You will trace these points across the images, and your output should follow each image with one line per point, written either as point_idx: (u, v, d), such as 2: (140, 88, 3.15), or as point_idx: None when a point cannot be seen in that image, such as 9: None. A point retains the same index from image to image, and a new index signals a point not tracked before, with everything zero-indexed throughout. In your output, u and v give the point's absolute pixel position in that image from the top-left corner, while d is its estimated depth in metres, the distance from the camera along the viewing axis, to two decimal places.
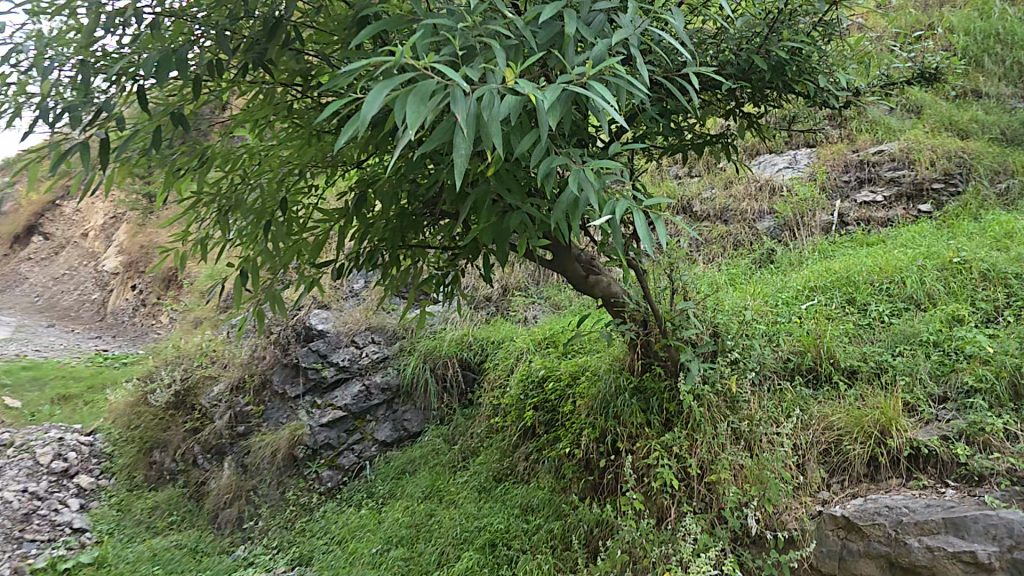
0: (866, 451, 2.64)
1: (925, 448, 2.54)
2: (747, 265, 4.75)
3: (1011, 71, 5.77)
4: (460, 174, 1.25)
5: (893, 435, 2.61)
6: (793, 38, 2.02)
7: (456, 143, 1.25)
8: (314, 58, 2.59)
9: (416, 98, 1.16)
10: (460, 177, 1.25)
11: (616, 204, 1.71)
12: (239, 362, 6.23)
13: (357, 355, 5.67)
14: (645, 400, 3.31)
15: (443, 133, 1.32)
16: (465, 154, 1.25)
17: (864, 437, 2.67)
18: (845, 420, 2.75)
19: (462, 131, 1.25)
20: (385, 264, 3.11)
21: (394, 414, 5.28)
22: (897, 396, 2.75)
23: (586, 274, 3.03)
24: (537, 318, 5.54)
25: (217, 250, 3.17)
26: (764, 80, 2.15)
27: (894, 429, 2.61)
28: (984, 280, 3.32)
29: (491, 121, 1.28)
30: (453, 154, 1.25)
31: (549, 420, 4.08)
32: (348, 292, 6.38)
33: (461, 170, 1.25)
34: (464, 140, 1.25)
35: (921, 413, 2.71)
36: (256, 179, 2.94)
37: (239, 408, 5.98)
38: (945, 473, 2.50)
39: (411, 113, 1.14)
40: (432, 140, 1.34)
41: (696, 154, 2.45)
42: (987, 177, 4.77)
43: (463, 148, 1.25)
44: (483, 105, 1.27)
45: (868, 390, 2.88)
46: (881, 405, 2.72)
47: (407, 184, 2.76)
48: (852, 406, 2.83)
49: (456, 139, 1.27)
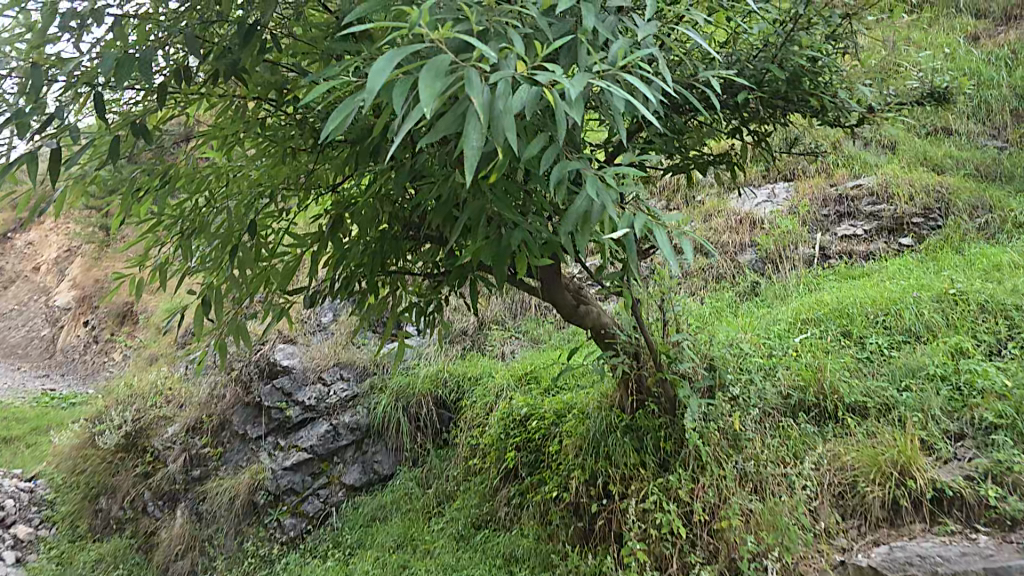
0: (885, 494, 2.48)
1: (949, 490, 2.39)
2: (732, 298, 4.64)
3: (978, 109, 5.87)
4: (469, 169, 1.09)
5: (913, 476, 2.47)
6: (812, 47, 1.89)
7: (468, 134, 1.10)
8: (290, 70, 2.40)
9: (428, 74, 1.01)
10: (471, 171, 1.10)
11: (634, 218, 1.55)
12: (197, 401, 5.84)
13: (324, 393, 5.33)
14: (638, 439, 3.12)
15: (451, 125, 1.16)
16: (478, 148, 1.10)
17: (882, 479, 2.51)
18: (859, 460, 2.60)
19: (475, 122, 1.11)
20: (362, 293, 2.88)
21: (363, 455, 4.96)
22: (912, 433, 2.61)
23: (577, 304, 2.85)
24: (515, 352, 5.32)
25: (178, 277, 2.91)
26: (778, 94, 2.02)
27: (914, 469, 2.47)
28: (983, 312, 3.24)
29: (506, 112, 1.13)
30: (464, 147, 1.09)
31: (533, 461, 3.83)
32: (315, 326, 6.06)
33: (471, 165, 1.09)
34: (477, 132, 1.10)
35: (939, 452, 2.57)
36: (223, 201, 2.70)
37: (195, 450, 5.58)
38: (972, 517, 2.35)
39: (424, 90, 0.98)
40: (437, 133, 1.19)
41: (700, 174, 2.32)
42: (965, 212, 4.78)
43: (475, 141, 1.10)
44: (498, 94, 1.12)
45: (880, 427, 2.72)
46: (897, 443, 2.57)
47: (391, 204, 2.56)
48: (863, 443, 2.67)
49: (467, 130, 1.11)
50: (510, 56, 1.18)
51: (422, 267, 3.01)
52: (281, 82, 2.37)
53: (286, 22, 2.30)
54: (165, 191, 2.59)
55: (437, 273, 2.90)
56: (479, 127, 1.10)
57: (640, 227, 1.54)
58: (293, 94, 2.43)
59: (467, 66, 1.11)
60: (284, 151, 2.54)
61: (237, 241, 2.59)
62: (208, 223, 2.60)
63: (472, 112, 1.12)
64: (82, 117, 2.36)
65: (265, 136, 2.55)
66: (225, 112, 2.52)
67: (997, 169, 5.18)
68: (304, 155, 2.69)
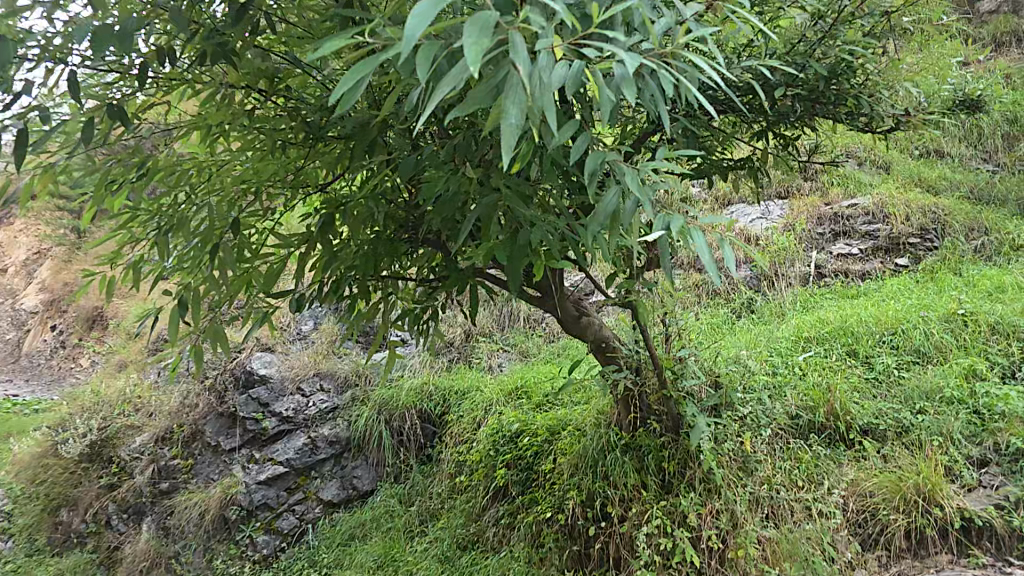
0: (908, 523, 2.37)
1: (979, 519, 2.30)
2: (727, 315, 4.53)
3: (971, 132, 5.89)
4: (506, 151, 0.95)
5: (938, 504, 2.37)
6: (857, 39, 1.80)
7: (508, 109, 0.96)
8: (284, 57, 2.22)
9: (474, 30, 0.87)
10: (509, 153, 0.95)
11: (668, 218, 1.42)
12: (167, 410, 5.55)
13: (303, 404, 5.11)
14: (639, 459, 2.97)
15: (485, 98, 1.03)
16: (517, 126, 0.96)
17: (906, 506, 2.40)
18: (881, 485, 2.48)
19: (517, 96, 0.97)
20: (352, 298, 2.69)
21: (343, 470, 4.76)
22: (936, 459, 2.50)
23: (578, 314, 2.69)
24: (503, 366, 5.15)
25: (153, 277, 2.70)
26: (815, 91, 1.92)
27: (939, 497, 2.37)
28: (994, 333, 3.17)
29: (548, 87, 1.00)
30: (502, 124, 0.95)
31: (524, 480, 3.63)
32: (295, 335, 5.82)
33: (508, 145, 0.95)
34: (517, 108, 0.97)
35: (963, 479, 2.46)
36: (204, 196, 2.50)
37: (164, 462, 5.32)
38: (1005, 550, 2.26)
39: (469, 47, 0.84)
40: (467, 107, 1.05)
41: (723, 176, 2.19)
42: (962, 234, 4.74)
43: (514, 119, 0.96)
44: (542, 65, 0.99)
45: (897, 451, 2.62)
46: (921, 468, 2.47)
47: (386, 204, 2.40)
48: (886, 469, 2.56)
49: (506, 105, 0.98)
50: (553, 24, 1.05)
51: (416, 271, 2.84)
52: (273, 70, 2.20)
53: (282, 5, 2.12)
54: (140, 182, 2.39)
55: (433, 279, 2.75)
56: (521, 101, 0.97)
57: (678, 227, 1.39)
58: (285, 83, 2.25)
59: (509, 29, 0.97)
60: (272, 144, 2.36)
61: (219, 238, 2.39)
62: (188, 220, 2.41)
63: (513, 83, 0.99)
64: (52, 97, 2.14)
65: (253, 127, 2.36)
66: (210, 99, 2.33)
67: (991, 193, 5.18)
68: (294, 149, 2.52)
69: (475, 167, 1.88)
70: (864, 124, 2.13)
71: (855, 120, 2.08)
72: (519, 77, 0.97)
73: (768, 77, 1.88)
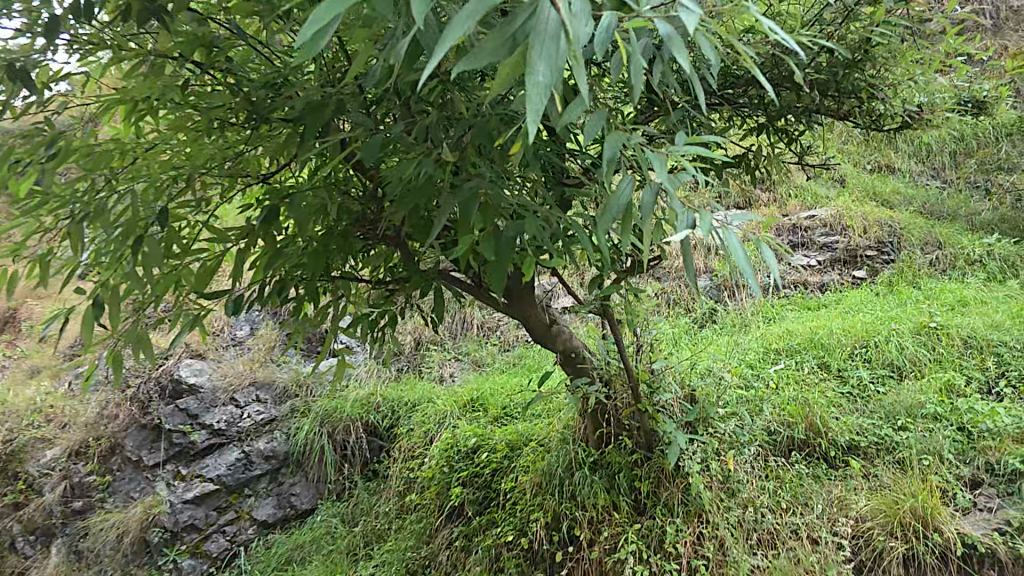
0: (907, 549, 2.25)
1: (982, 546, 2.17)
2: (689, 324, 4.41)
3: (919, 150, 6.07)
4: (530, 118, 0.78)
5: (936, 528, 2.25)
6: (879, 23, 1.71)
7: (534, 62, 0.78)
8: (228, 23, 1.91)
9: None
10: (535, 119, 0.78)
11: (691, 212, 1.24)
12: (82, 422, 5.02)
13: (236, 416, 4.71)
14: (609, 479, 2.76)
15: (497, 48, 0.85)
16: (545, 85, 0.78)
17: (902, 531, 2.28)
18: (875, 508, 2.37)
19: (545, 47, 0.79)
20: (298, 300, 2.38)
21: (279, 488, 4.40)
22: (931, 480, 2.39)
23: (548, 323, 2.47)
24: (456, 376, 4.89)
25: (64, 272, 2.33)
26: (831, 78, 1.83)
27: (937, 522, 2.25)
28: (968, 348, 3.15)
29: (580, 37, 0.81)
30: (528, 81, 0.77)
31: (481, 500, 3.34)
32: (229, 341, 5.37)
33: (533, 109, 0.78)
34: (545, 60, 0.79)
35: (958, 501, 2.35)
36: (126, 181, 2.15)
37: (78, 478, 4.81)
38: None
39: None
40: (476, 60, 0.87)
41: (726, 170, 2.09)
42: (918, 247, 4.78)
43: (542, 76, 0.78)
44: (574, 9, 0.80)
45: (887, 472, 2.52)
46: (917, 491, 2.35)
47: (343, 196, 2.13)
48: (880, 491, 2.44)
49: (532, 58, 0.79)
50: None
51: (371, 273, 2.58)
52: (212, 38, 1.89)
53: None
54: (48, 164, 2.00)
55: (389, 281, 2.48)
56: (550, 53, 0.79)
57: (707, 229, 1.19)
58: (224, 56, 1.95)
59: None
60: (209, 124, 2.07)
61: (144, 229, 2.05)
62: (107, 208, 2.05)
63: (541, 31, 0.80)
64: None
65: (187, 105, 2.03)
66: (135, 69, 1.99)
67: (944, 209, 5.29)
68: (233, 133, 2.22)
69: (450, 153, 1.64)
70: (870, 120, 2.05)
71: (864, 114, 2.00)
72: (550, 23, 0.78)
73: (783, 63, 1.77)
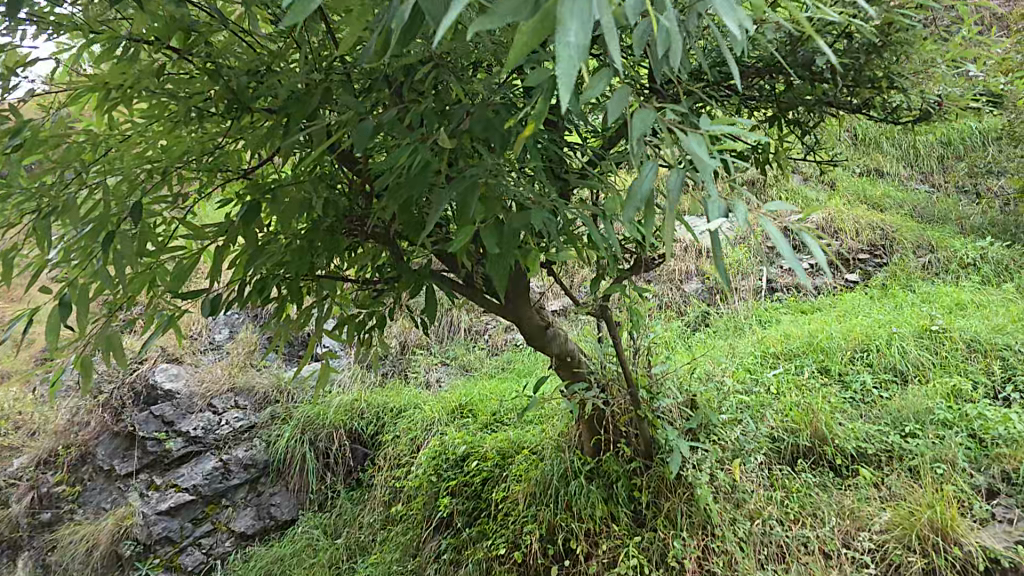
0: (926, 562, 2.15)
1: (1005, 559, 2.08)
2: (682, 328, 4.32)
3: (907, 153, 6.09)
4: (562, 85, 0.65)
5: (956, 541, 2.16)
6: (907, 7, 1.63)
7: (565, 22, 0.65)
8: (206, 6, 1.76)
9: None
10: (569, 85, 0.65)
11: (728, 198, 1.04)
12: (52, 429, 4.81)
13: (214, 422, 4.53)
14: (607, 488, 2.64)
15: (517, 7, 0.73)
16: (578, 48, 0.65)
17: (920, 543, 2.19)
18: (890, 519, 2.28)
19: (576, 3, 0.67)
20: (279, 300, 2.23)
21: (258, 498, 4.22)
22: (947, 490, 2.31)
23: (544, 325, 2.35)
24: (443, 381, 4.75)
25: (29, 270, 2.16)
26: (853, 64, 1.74)
27: (956, 534, 2.16)
28: (972, 352, 3.10)
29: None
30: (557, 42, 0.65)
31: (470, 510, 3.20)
32: (208, 345, 5.22)
33: (566, 75, 0.65)
34: (577, 19, 0.66)
35: (976, 512, 2.27)
36: (98, 175, 1.95)
37: (46, 488, 4.59)
38: None
39: None
40: (492, 21, 0.74)
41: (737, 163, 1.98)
42: (911, 250, 4.75)
43: (574, 35, 0.65)
44: None
45: (900, 481, 2.44)
46: (934, 501, 2.27)
47: (330, 190, 1.99)
48: (894, 501, 2.36)
49: (563, 16, 0.66)
50: None
51: (357, 272, 2.43)
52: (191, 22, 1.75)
53: None
54: (13, 156, 1.82)
55: (378, 280, 2.35)
56: (583, 9, 0.67)
57: (747, 216, 0.98)
58: (205, 40, 1.78)
59: None
60: (186, 113, 1.90)
61: (117, 226, 1.88)
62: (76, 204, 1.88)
63: None
64: None
65: (162, 95, 1.87)
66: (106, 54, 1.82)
67: (934, 213, 5.29)
68: (212, 124, 2.07)
69: (451, 142, 1.51)
70: (889, 114, 1.97)
71: (884, 107, 1.92)
72: None
73: (804, 47, 1.68)
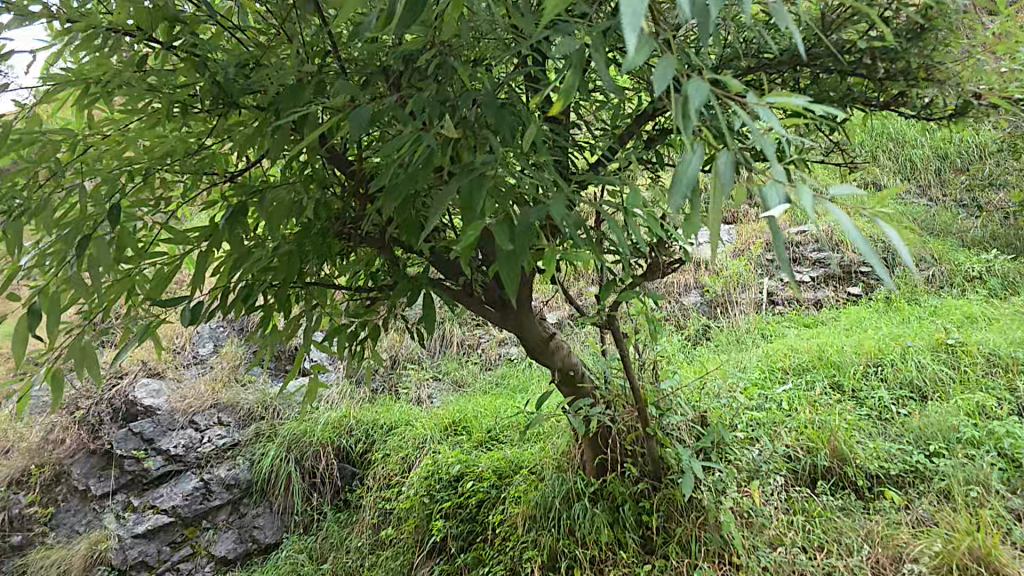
0: None
1: None
2: (682, 342, 4.18)
3: (904, 166, 6.05)
4: (627, 25, 0.52)
5: (999, 571, 2.01)
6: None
7: None
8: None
9: None
10: (634, 25, 0.52)
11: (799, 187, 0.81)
12: (25, 446, 4.58)
13: (195, 439, 4.32)
14: (612, 512, 2.48)
15: None
16: None
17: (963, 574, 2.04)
18: (925, 548, 2.13)
19: None
20: (265, 311, 2.05)
21: (240, 520, 4.00)
22: (984, 516, 2.18)
23: (546, 338, 2.20)
24: (435, 398, 4.56)
25: None
26: (894, 61, 1.63)
27: (999, 564, 2.02)
28: (990, 367, 2.99)
29: None
30: None
31: (464, 534, 3.02)
32: (191, 359, 5.05)
33: (630, 13, 0.52)
34: None
35: (1016, 539, 2.13)
36: (73, 175, 1.77)
37: (16, 510, 4.34)
38: None
39: None
40: None
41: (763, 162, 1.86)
42: (914, 262, 4.66)
43: None
44: None
45: (931, 506, 2.30)
46: (973, 528, 2.12)
47: (322, 191, 1.84)
48: (924, 528, 2.22)
49: None
50: None
51: (347, 279, 2.27)
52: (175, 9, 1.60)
53: None
54: None
55: (370, 289, 2.19)
56: None
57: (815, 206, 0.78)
58: (191, 31, 1.59)
59: None
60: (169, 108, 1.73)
61: (93, 229, 1.71)
62: (49, 205, 1.71)
63: None
64: None
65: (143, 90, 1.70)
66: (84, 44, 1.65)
67: (935, 225, 5.22)
68: (197, 123, 1.90)
69: (456, 133, 1.36)
70: (923, 115, 1.86)
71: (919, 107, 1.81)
72: None
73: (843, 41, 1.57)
